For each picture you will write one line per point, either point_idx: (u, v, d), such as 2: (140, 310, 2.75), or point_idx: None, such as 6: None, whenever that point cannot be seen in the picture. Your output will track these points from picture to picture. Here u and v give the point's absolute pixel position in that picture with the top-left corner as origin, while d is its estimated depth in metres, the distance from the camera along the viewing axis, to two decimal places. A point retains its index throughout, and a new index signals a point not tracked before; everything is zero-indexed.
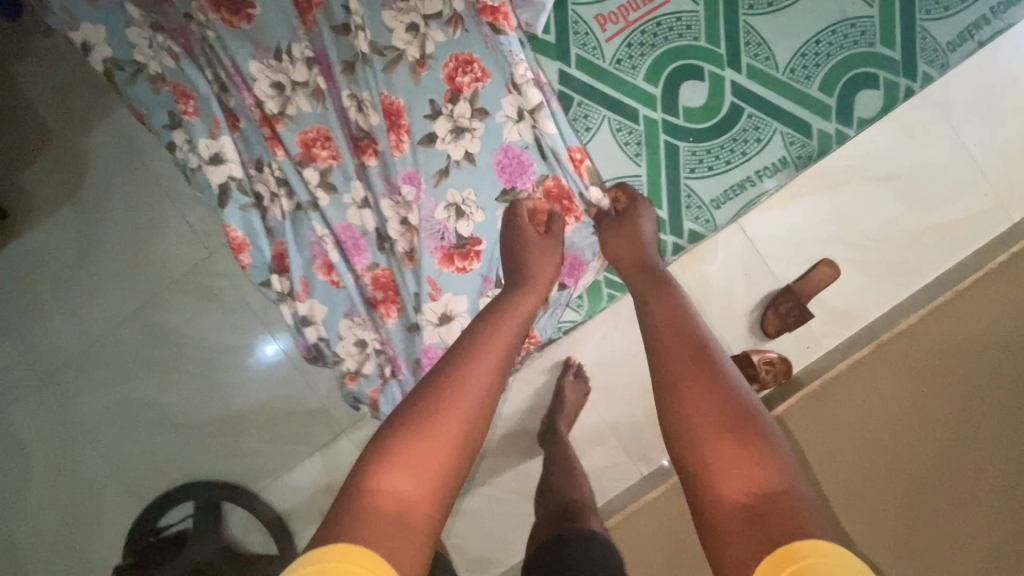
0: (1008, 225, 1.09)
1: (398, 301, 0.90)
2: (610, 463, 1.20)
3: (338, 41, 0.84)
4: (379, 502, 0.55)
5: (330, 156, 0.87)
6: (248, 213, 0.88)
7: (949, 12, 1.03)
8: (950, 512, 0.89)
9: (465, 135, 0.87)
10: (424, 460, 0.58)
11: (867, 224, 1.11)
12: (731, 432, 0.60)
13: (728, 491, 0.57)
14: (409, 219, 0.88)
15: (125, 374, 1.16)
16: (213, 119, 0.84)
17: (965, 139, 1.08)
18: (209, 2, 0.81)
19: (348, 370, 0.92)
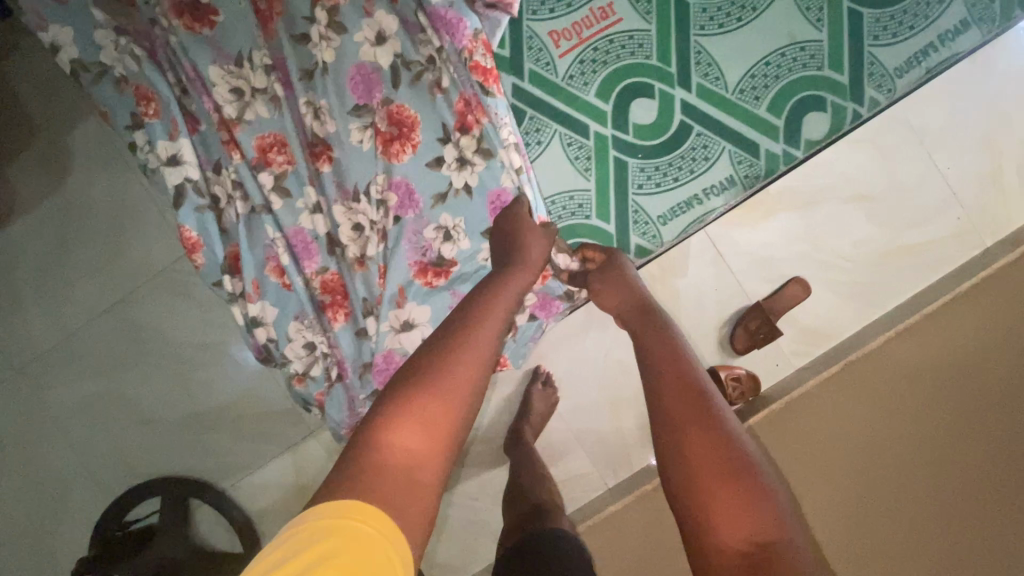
0: (981, 249, 1.14)
1: (346, 306, 0.91)
2: (576, 473, 1.22)
3: (298, 49, 0.85)
4: (387, 462, 0.53)
5: (285, 162, 0.88)
6: (203, 214, 0.88)
7: (895, 39, 1.11)
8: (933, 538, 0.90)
9: (467, 167, 0.87)
10: (433, 423, 0.56)
11: (839, 243, 1.16)
12: (728, 474, 0.63)
13: (718, 526, 0.60)
14: (387, 226, 0.88)
15: (100, 367, 1.22)
16: (172, 122, 0.86)
17: (938, 163, 1.14)
18: (172, 8, 0.84)
19: (295, 371, 0.92)
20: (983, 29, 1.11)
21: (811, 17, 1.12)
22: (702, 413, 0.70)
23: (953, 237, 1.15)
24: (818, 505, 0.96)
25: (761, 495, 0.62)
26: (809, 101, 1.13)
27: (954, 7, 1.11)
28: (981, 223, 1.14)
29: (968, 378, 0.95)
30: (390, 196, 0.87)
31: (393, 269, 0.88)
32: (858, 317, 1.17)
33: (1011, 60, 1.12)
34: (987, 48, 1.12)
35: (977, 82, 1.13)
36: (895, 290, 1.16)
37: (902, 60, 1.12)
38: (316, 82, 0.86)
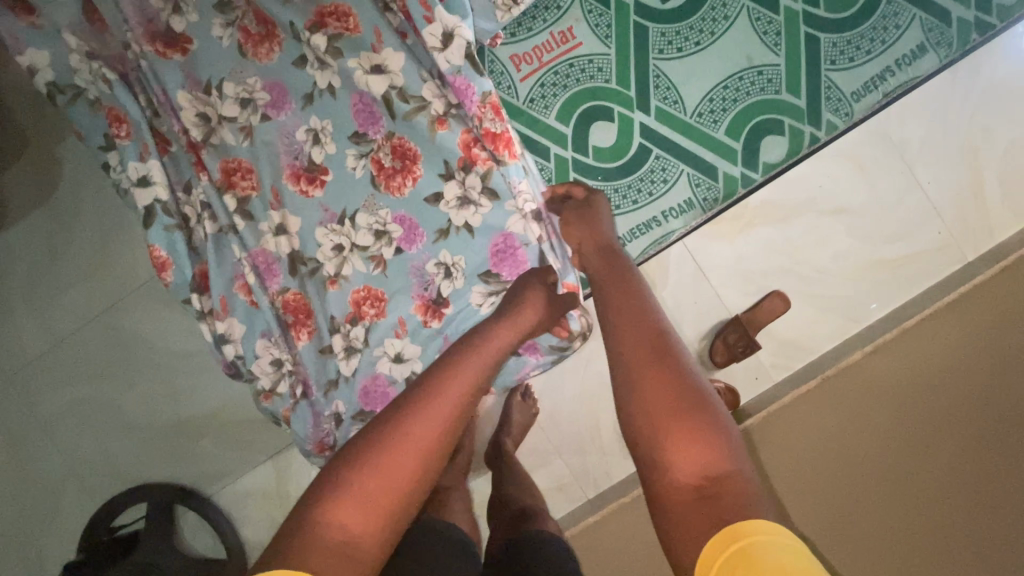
0: (962, 263, 1.13)
1: (309, 324, 0.90)
2: (555, 484, 1.23)
3: (298, 75, 0.86)
4: (322, 536, 0.58)
5: (249, 186, 0.88)
6: (172, 234, 0.87)
7: (853, 63, 1.13)
8: (931, 514, 0.84)
9: (470, 207, 0.87)
10: (373, 496, 0.62)
11: (818, 257, 1.15)
12: (685, 416, 0.60)
13: (671, 466, 0.58)
14: (386, 255, 0.89)
15: (88, 375, 1.24)
16: (142, 142, 0.85)
17: (919, 176, 1.14)
18: (144, 34, 0.84)
19: (262, 389, 0.89)
20: (941, 53, 1.11)
21: (767, 41, 1.13)
22: (658, 357, 0.66)
23: (934, 252, 1.14)
24: (803, 507, 0.90)
25: (718, 436, 0.59)
26: (768, 125, 1.14)
27: (910, 33, 1.12)
28: (962, 238, 1.14)
29: (958, 373, 0.89)
30: (395, 230, 0.88)
31: (396, 302, 0.89)
32: (837, 330, 1.16)
33: (991, 77, 1.12)
34: (948, 69, 1.12)
35: (957, 96, 1.13)
36: (875, 302, 1.15)
37: (858, 85, 1.13)
38: (320, 104, 0.86)
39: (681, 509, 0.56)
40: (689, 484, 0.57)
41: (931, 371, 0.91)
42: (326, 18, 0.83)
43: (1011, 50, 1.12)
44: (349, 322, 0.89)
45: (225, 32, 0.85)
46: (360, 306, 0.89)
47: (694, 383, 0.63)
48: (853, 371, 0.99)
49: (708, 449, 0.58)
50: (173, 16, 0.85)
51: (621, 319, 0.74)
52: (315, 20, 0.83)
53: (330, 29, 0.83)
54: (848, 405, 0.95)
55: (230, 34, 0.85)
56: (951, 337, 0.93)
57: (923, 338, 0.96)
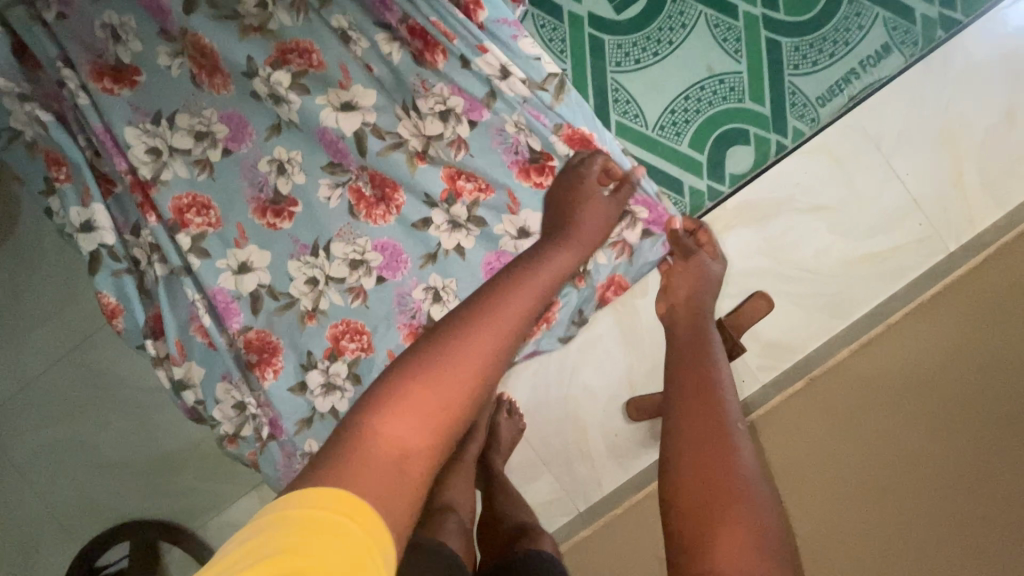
0: (944, 254, 1.11)
1: (275, 362, 0.84)
2: (548, 498, 1.19)
3: (255, 107, 0.81)
4: (377, 443, 0.46)
5: (204, 223, 0.82)
6: (121, 279, 0.81)
7: (816, 67, 1.14)
8: (938, 489, 0.76)
9: (461, 230, 0.84)
10: (432, 400, 0.50)
11: (801, 255, 1.13)
12: (734, 509, 0.63)
13: (713, 555, 0.60)
14: (365, 285, 0.84)
15: (59, 416, 1.21)
16: (83, 186, 0.78)
17: (896, 169, 1.12)
18: (91, 70, 0.77)
19: (225, 433, 0.85)
20: (906, 53, 1.13)
21: (727, 48, 1.14)
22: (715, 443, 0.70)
23: (916, 244, 1.12)
24: (793, 500, 0.88)
25: (765, 530, 0.61)
26: (732, 134, 1.15)
27: (873, 32, 1.13)
28: (943, 228, 1.12)
29: (970, 372, 0.79)
30: (375, 258, 0.84)
31: (380, 334, 0.85)
32: (823, 328, 1.14)
33: (966, 66, 1.10)
34: (916, 67, 1.12)
35: (929, 88, 1.11)
36: (858, 300, 1.13)
37: (823, 89, 1.14)
38: (286, 134, 0.81)
39: None
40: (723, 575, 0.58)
41: (941, 351, 0.85)
42: (289, 55, 0.78)
43: (983, 38, 1.10)
44: (327, 358, 0.85)
45: (172, 61, 0.79)
46: (339, 341, 0.85)
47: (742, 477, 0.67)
48: (877, 353, 0.95)
49: (749, 541, 0.60)
50: (117, 46, 0.78)
51: (684, 389, 0.78)
52: (276, 57, 0.78)
53: (293, 66, 0.78)
54: (847, 404, 0.91)
55: (180, 63, 0.79)
56: (974, 305, 0.87)
57: (951, 312, 0.90)
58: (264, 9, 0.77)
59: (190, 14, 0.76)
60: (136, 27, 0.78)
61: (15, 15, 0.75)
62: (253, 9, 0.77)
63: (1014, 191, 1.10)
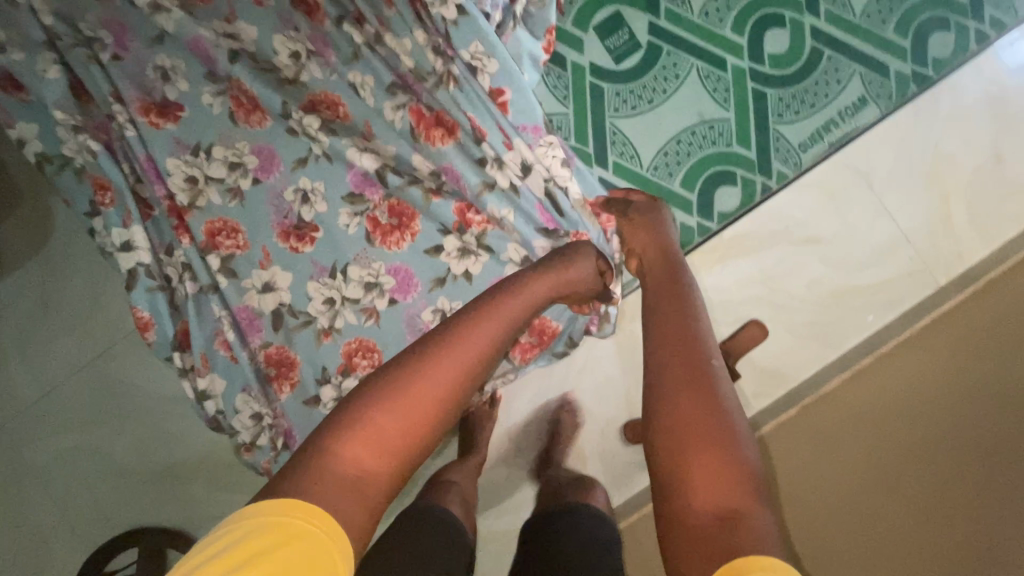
0: (934, 288, 1.15)
1: (293, 377, 0.80)
2: None
3: (290, 142, 0.82)
4: (335, 468, 0.57)
5: (233, 245, 0.82)
6: (153, 294, 0.84)
7: (799, 116, 1.19)
8: (929, 507, 0.79)
9: (470, 256, 0.84)
10: (389, 428, 0.60)
11: (793, 285, 1.18)
12: (707, 442, 0.62)
13: (692, 491, 0.59)
14: (378, 306, 0.82)
15: (80, 422, 1.26)
16: (127, 210, 0.82)
17: (887, 206, 1.17)
18: (139, 106, 0.82)
19: (242, 441, 0.88)
20: (882, 105, 1.18)
21: (717, 97, 1.20)
22: (689, 392, 0.67)
23: (906, 277, 1.16)
24: (790, 490, 0.91)
25: (733, 465, 0.60)
26: (720, 176, 1.20)
27: (851, 86, 1.19)
28: (932, 263, 1.16)
29: (976, 409, 0.81)
30: (388, 280, 0.83)
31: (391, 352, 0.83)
32: (817, 357, 1.17)
33: (950, 111, 1.17)
34: (892, 119, 1.18)
35: (916, 134, 1.17)
36: (851, 331, 1.16)
37: (805, 137, 1.19)
38: (312, 167, 0.82)
39: (695, 537, 0.56)
40: (702, 518, 0.57)
41: (942, 374, 0.87)
42: (318, 105, 0.83)
43: (966, 87, 1.16)
44: (341, 372, 0.82)
45: (214, 100, 0.83)
46: (352, 357, 0.82)
47: (723, 418, 0.64)
48: (880, 369, 0.96)
49: (723, 488, 0.58)
50: (166, 85, 0.82)
51: (662, 339, 0.76)
52: (307, 104, 0.82)
53: (322, 115, 0.82)
54: (860, 416, 0.91)
55: (221, 101, 0.83)
56: (976, 330, 0.90)
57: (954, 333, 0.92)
58: (298, 60, 0.82)
59: (234, 63, 0.81)
60: (185, 68, 0.83)
61: (72, 54, 0.81)
62: (287, 60, 0.82)
63: (1000, 228, 1.15)
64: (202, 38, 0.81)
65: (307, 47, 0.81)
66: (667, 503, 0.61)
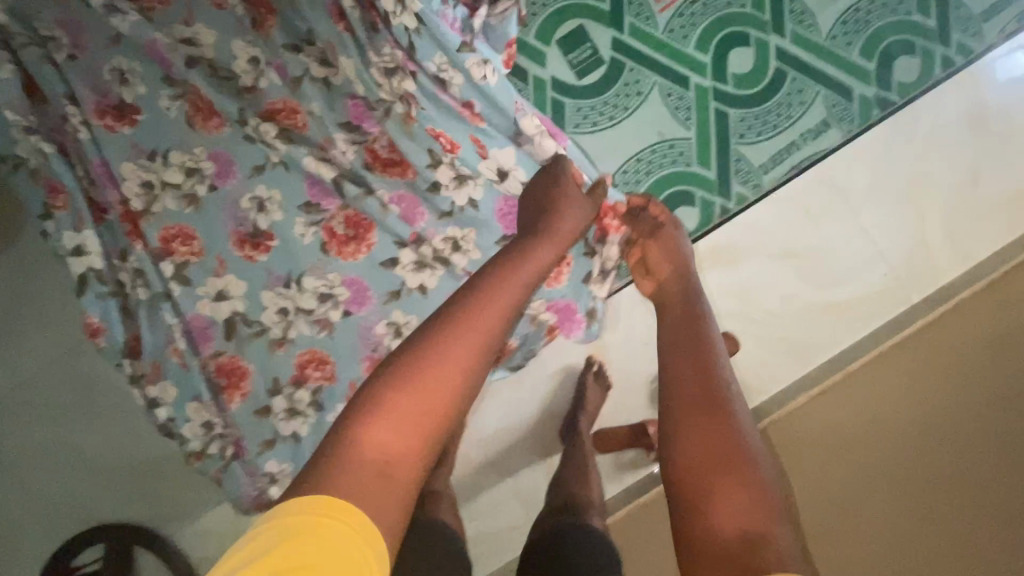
0: (907, 305, 1.14)
1: (243, 386, 0.75)
2: (511, 525, 1.20)
3: (245, 147, 0.76)
4: (358, 454, 0.46)
5: (188, 253, 0.75)
6: (105, 301, 0.75)
7: (759, 137, 1.19)
8: (957, 524, 0.71)
9: (427, 269, 0.78)
10: (414, 407, 0.49)
11: (767, 299, 1.17)
12: (727, 461, 0.57)
13: (712, 511, 0.54)
14: (332, 318, 0.76)
15: (43, 419, 1.22)
16: (78, 214, 0.73)
17: (863, 222, 1.17)
18: (94, 108, 0.74)
19: (191, 451, 0.76)
20: (844, 128, 1.17)
21: (679, 116, 1.19)
22: (706, 408, 0.62)
23: (880, 294, 1.16)
24: (800, 483, 0.84)
25: (757, 483, 0.55)
26: (679, 196, 1.18)
27: (815, 108, 1.18)
28: (907, 281, 1.15)
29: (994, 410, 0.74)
30: (342, 292, 0.76)
31: (343, 365, 0.76)
32: (789, 371, 1.16)
33: (930, 128, 1.16)
34: (855, 143, 1.17)
35: (897, 151, 1.16)
36: (824, 346, 1.16)
37: (766, 158, 1.19)
38: (270, 174, 0.76)
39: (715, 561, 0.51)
40: (723, 537, 0.52)
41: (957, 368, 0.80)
42: (276, 114, 0.75)
43: (948, 104, 1.15)
44: (292, 385, 0.75)
45: (172, 104, 0.75)
46: (305, 369, 0.76)
47: (741, 436, 0.59)
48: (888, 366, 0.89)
49: (747, 506, 0.54)
50: (122, 87, 0.75)
51: (676, 348, 0.71)
52: (264, 113, 0.75)
53: (279, 124, 0.75)
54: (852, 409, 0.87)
55: (178, 106, 0.76)
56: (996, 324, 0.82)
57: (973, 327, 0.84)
58: (256, 65, 0.74)
59: (190, 69, 0.74)
60: (144, 72, 0.75)
61: (25, 54, 0.73)
62: (246, 66, 0.74)
63: (976, 249, 1.14)
64: (158, 42, 0.73)
65: (265, 52, 0.74)
66: (686, 528, 0.55)
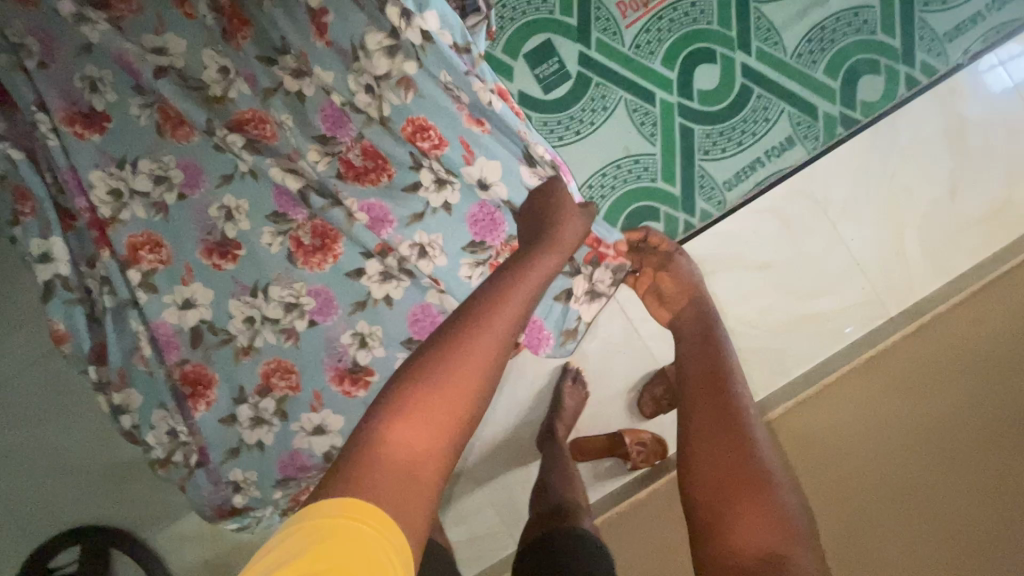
0: (884, 318, 1.15)
1: (209, 396, 0.76)
2: (486, 531, 1.20)
3: (216, 156, 0.76)
4: (385, 453, 0.44)
5: (156, 261, 0.75)
6: (71, 308, 0.73)
7: (725, 154, 1.16)
8: (948, 473, 0.75)
9: (393, 279, 0.78)
10: (439, 409, 0.46)
11: (746, 309, 1.17)
12: (742, 486, 0.62)
13: (730, 532, 0.58)
14: (297, 327, 0.77)
15: None
16: (45, 220, 0.73)
17: (842, 235, 1.16)
18: (63, 115, 0.74)
19: (155, 460, 0.75)
20: (808, 146, 1.16)
21: (644, 131, 1.15)
22: (724, 425, 0.68)
23: (857, 306, 1.16)
24: (806, 475, 0.85)
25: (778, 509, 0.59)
26: (644, 212, 1.15)
27: (779, 126, 1.16)
28: (884, 293, 1.16)
29: (965, 369, 0.81)
30: (308, 302, 0.77)
31: (309, 375, 0.77)
32: (766, 384, 1.16)
33: (911, 139, 1.16)
34: (817, 162, 1.16)
35: (878, 164, 1.16)
36: (801, 359, 1.16)
37: (730, 174, 1.16)
38: (238, 184, 0.76)
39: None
40: (744, 555, 0.56)
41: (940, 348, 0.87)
42: (244, 124, 0.75)
43: (928, 116, 1.15)
44: (257, 394, 0.76)
45: (142, 112, 0.76)
46: (270, 378, 0.76)
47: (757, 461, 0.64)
48: (881, 358, 0.95)
49: (764, 513, 0.59)
50: (93, 95, 0.75)
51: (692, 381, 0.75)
52: (233, 123, 0.75)
53: (247, 135, 0.75)
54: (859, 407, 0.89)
55: (149, 114, 0.76)
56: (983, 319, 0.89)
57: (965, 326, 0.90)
58: (226, 75, 0.75)
59: (158, 79, 0.74)
60: (115, 80, 0.75)
61: None
62: (216, 76, 0.75)
63: (953, 263, 1.15)
64: (127, 52, 0.73)
65: (234, 63, 0.74)
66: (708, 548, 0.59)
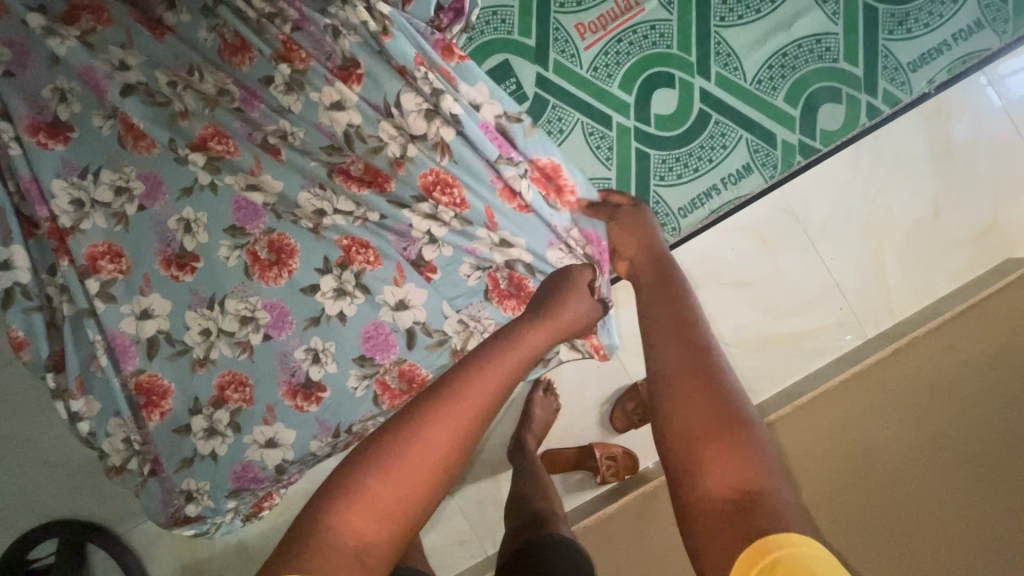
0: (862, 339, 1.14)
1: (163, 406, 0.77)
2: (455, 540, 1.21)
3: (177, 170, 0.77)
4: (333, 546, 0.45)
5: (116, 271, 0.76)
6: (30, 316, 0.76)
7: (680, 180, 1.12)
8: (947, 468, 0.73)
9: (346, 298, 0.79)
10: (388, 496, 0.48)
11: (721, 328, 1.15)
12: (716, 431, 0.50)
13: (705, 479, 0.48)
14: (253, 340, 0.78)
15: None
16: (7, 229, 0.74)
17: (822, 254, 1.14)
18: (26, 124, 0.74)
19: (110, 465, 0.78)
20: (765, 174, 1.12)
21: (600, 155, 1.12)
22: (700, 380, 0.53)
23: (835, 325, 1.15)
24: (810, 478, 0.82)
25: (755, 453, 0.48)
26: None
27: (737, 152, 1.12)
28: (863, 314, 1.15)
29: (973, 372, 0.80)
30: (263, 316, 0.78)
31: (262, 389, 0.77)
32: None
33: (891, 160, 1.13)
34: (774, 191, 1.13)
35: (858, 189, 1.13)
36: (778, 378, 1.15)
37: (686, 201, 1.13)
38: (197, 197, 0.77)
39: (714, 530, 0.45)
40: (716, 502, 0.46)
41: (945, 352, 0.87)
42: (208, 141, 0.77)
43: (909, 137, 1.13)
44: (211, 405, 0.77)
45: (105, 124, 0.76)
46: (224, 391, 0.77)
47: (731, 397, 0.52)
48: (888, 361, 0.94)
49: (748, 473, 0.47)
50: (58, 105, 0.75)
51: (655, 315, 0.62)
52: (197, 141, 0.77)
53: (210, 152, 0.77)
54: (851, 415, 0.87)
55: (111, 125, 0.76)
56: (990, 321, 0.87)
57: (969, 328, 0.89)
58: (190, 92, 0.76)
59: (126, 97, 0.75)
60: (80, 92, 0.76)
61: None
62: (180, 91, 0.76)
63: (935, 285, 1.14)
64: (93, 67, 0.74)
65: (197, 80, 0.75)
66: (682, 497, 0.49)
